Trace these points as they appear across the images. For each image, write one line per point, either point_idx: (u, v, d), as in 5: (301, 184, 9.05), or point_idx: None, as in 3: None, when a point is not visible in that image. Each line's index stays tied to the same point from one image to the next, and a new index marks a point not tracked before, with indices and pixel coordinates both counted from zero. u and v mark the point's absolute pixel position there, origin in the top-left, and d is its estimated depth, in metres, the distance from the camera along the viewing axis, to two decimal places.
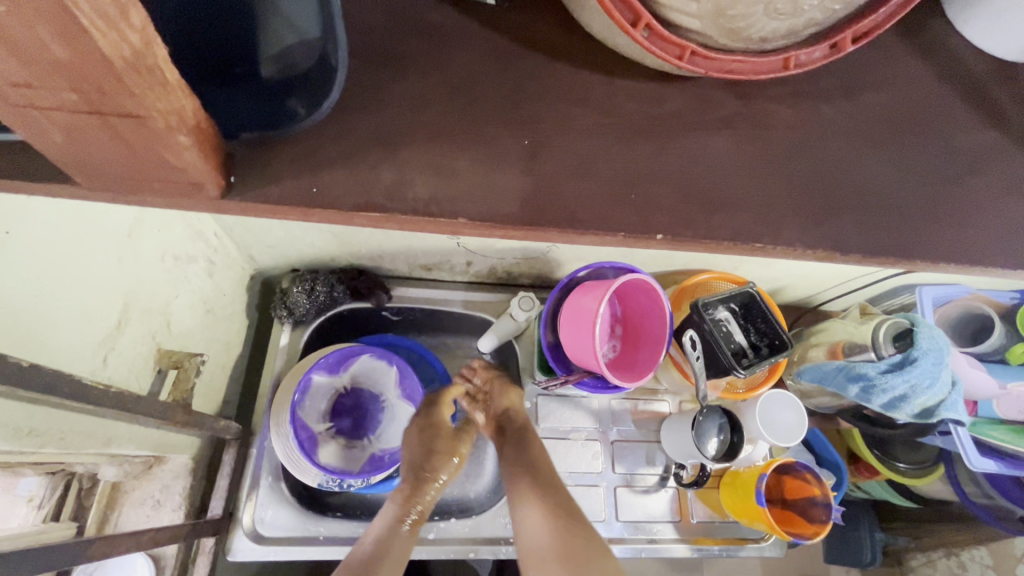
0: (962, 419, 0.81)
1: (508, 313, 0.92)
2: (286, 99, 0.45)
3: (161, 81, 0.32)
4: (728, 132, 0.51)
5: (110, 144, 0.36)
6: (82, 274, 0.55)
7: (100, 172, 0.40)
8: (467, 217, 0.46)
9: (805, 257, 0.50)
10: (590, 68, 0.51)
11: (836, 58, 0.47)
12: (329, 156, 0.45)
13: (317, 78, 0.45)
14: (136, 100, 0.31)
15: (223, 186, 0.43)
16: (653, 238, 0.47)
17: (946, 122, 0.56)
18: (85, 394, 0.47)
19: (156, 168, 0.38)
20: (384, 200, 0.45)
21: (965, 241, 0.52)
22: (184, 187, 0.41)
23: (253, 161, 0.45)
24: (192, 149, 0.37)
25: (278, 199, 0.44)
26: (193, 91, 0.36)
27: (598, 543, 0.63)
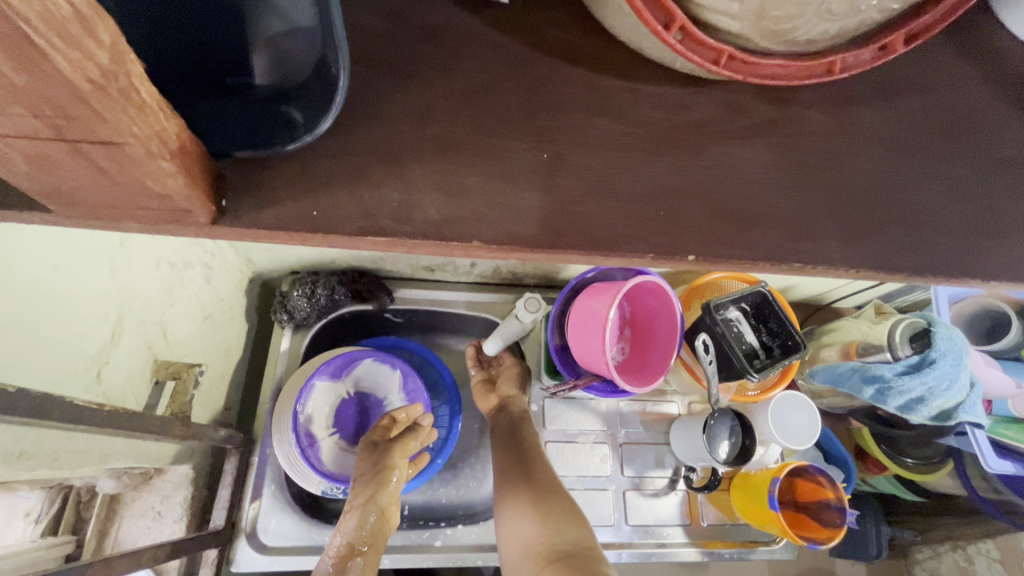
0: (980, 421, 0.80)
1: (515, 315, 0.87)
2: (282, 112, 0.42)
3: (138, 103, 0.29)
4: (759, 139, 0.48)
5: (86, 169, 0.33)
6: (72, 290, 0.53)
7: (81, 197, 0.37)
8: (481, 239, 0.42)
9: (843, 274, 0.47)
10: (610, 70, 0.48)
11: (885, 60, 0.43)
12: (333, 172, 0.42)
13: (315, 90, 0.41)
14: (109, 125, 0.28)
15: (214, 211, 0.40)
16: (685, 258, 0.44)
17: (993, 118, 0.52)
18: (76, 417, 0.45)
19: (138, 195, 0.36)
20: (393, 218, 0.42)
21: (1003, 245, 0.49)
22: (173, 215, 0.39)
23: (245, 181, 0.41)
24: (177, 174, 0.34)
25: (273, 223, 0.41)
26: (176, 110, 0.33)
27: (570, 519, 0.73)
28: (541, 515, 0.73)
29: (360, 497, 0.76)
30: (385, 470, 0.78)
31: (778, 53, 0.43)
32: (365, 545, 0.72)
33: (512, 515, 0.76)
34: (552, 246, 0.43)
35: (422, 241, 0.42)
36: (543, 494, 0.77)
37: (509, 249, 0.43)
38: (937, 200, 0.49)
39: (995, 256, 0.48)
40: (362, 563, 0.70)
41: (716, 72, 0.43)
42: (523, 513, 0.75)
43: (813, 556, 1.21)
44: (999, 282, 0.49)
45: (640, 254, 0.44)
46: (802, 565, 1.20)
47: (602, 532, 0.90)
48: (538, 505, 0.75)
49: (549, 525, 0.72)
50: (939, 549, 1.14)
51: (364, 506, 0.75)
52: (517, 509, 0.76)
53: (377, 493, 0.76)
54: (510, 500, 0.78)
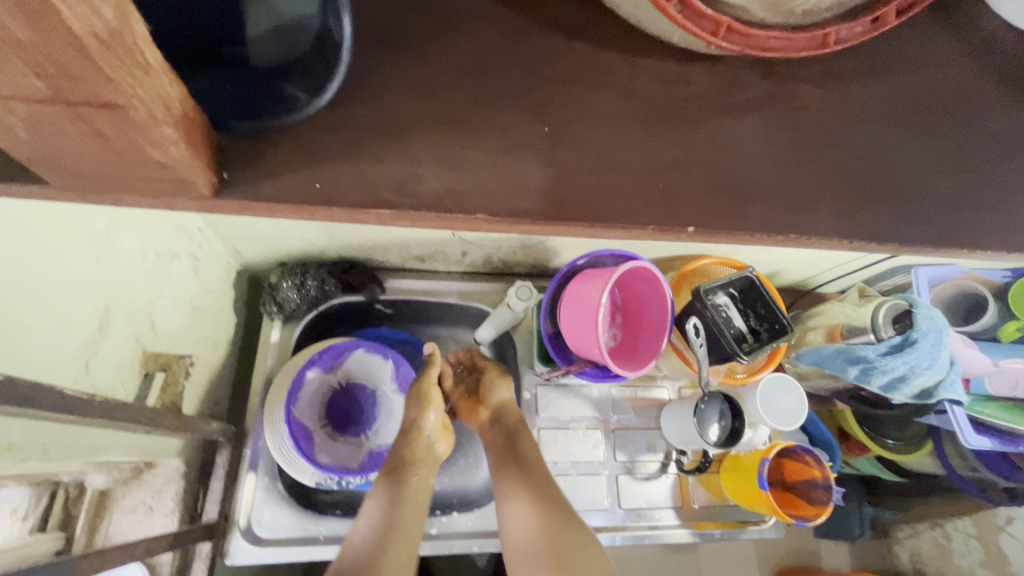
0: (959, 398, 0.82)
1: (507, 303, 0.87)
2: (279, 85, 0.42)
3: (143, 65, 0.29)
4: (752, 118, 0.49)
5: (85, 140, 0.33)
6: (58, 278, 0.51)
7: (74, 171, 0.37)
8: (485, 214, 0.43)
9: (828, 247, 0.48)
10: (602, 46, 0.48)
11: (879, 32, 0.45)
12: (333, 147, 0.43)
13: (315, 65, 0.42)
14: (112, 86, 0.28)
15: (215, 184, 0.41)
16: (684, 231, 0.46)
17: (977, 98, 0.53)
18: (66, 405, 0.44)
19: (135, 166, 0.36)
20: (395, 192, 0.43)
21: (987, 222, 0.50)
22: (171, 185, 0.39)
23: (244, 155, 0.42)
24: (179, 142, 0.35)
25: (276, 196, 0.42)
26: (177, 75, 0.33)
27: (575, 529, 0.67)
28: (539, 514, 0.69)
29: (385, 482, 0.71)
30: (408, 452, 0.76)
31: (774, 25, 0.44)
32: (397, 525, 0.66)
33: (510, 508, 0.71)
34: (554, 219, 0.44)
35: (424, 214, 0.43)
36: (542, 489, 0.72)
37: (507, 222, 0.44)
38: (923, 179, 0.50)
39: (974, 234, 0.50)
40: (397, 543, 0.64)
41: (715, 44, 0.44)
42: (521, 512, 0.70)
43: (798, 535, 1.24)
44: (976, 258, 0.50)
45: (634, 227, 0.45)
46: (787, 544, 1.23)
47: (595, 515, 0.91)
48: (539, 505, 0.70)
49: (548, 529, 0.67)
50: (920, 527, 1.18)
51: (392, 487, 0.70)
52: (514, 505, 0.72)
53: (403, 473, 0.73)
54: (509, 492, 0.74)
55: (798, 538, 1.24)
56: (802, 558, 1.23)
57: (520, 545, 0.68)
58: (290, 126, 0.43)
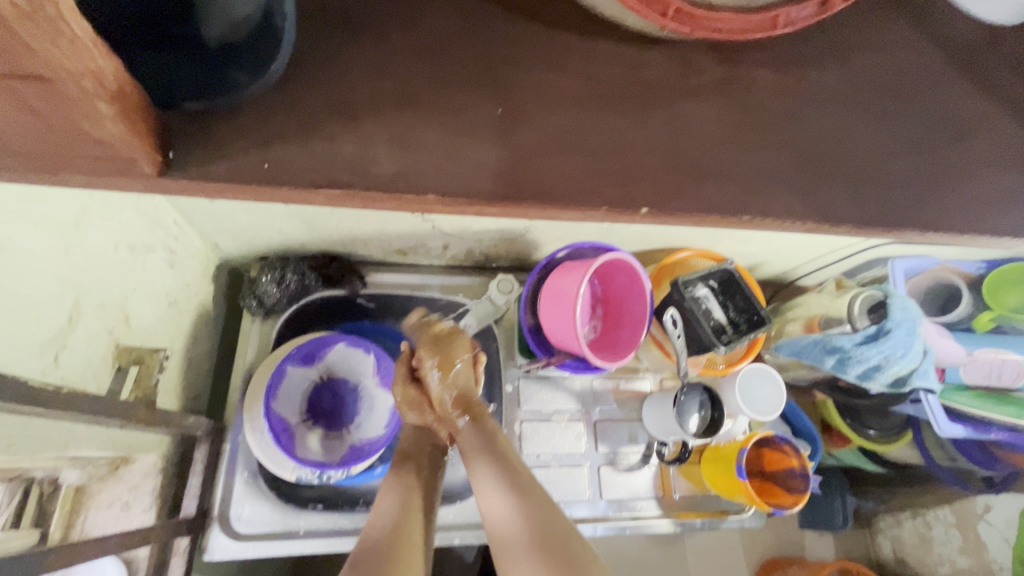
0: (932, 386, 0.83)
1: (488, 297, 0.90)
2: (223, 64, 0.41)
3: (71, 38, 0.28)
4: (719, 104, 0.49)
5: (23, 112, 0.33)
6: (26, 268, 0.51)
7: (22, 145, 0.37)
8: (436, 193, 0.44)
9: (791, 230, 0.49)
10: (562, 31, 0.49)
11: (825, 16, 0.45)
12: (288, 128, 0.43)
13: (260, 44, 0.41)
14: (38, 59, 0.28)
15: (160, 163, 0.40)
16: (638, 212, 0.46)
17: (935, 85, 0.54)
18: (32, 398, 0.44)
19: (77, 140, 0.36)
20: (350, 172, 0.43)
21: (952, 210, 0.51)
22: (118, 165, 0.39)
23: (193, 134, 0.42)
24: (116, 120, 0.34)
25: (223, 175, 0.42)
26: (112, 49, 0.32)
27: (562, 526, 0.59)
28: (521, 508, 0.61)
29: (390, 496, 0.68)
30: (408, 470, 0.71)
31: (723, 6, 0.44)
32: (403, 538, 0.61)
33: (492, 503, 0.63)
34: (511, 202, 0.44)
35: (378, 195, 0.43)
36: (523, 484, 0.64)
37: (467, 204, 0.44)
38: (890, 167, 0.51)
39: (936, 220, 0.50)
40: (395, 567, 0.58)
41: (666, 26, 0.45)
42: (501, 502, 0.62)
43: (783, 526, 1.26)
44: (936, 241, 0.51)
45: (593, 208, 0.45)
46: (773, 535, 1.25)
47: (578, 507, 0.92)
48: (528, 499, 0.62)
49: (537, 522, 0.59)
50: (902, 517, 1.19)
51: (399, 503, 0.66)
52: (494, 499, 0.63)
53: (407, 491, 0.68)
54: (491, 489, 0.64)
55: (783, 529, 1.26)
56: (788, 549, 1.25)
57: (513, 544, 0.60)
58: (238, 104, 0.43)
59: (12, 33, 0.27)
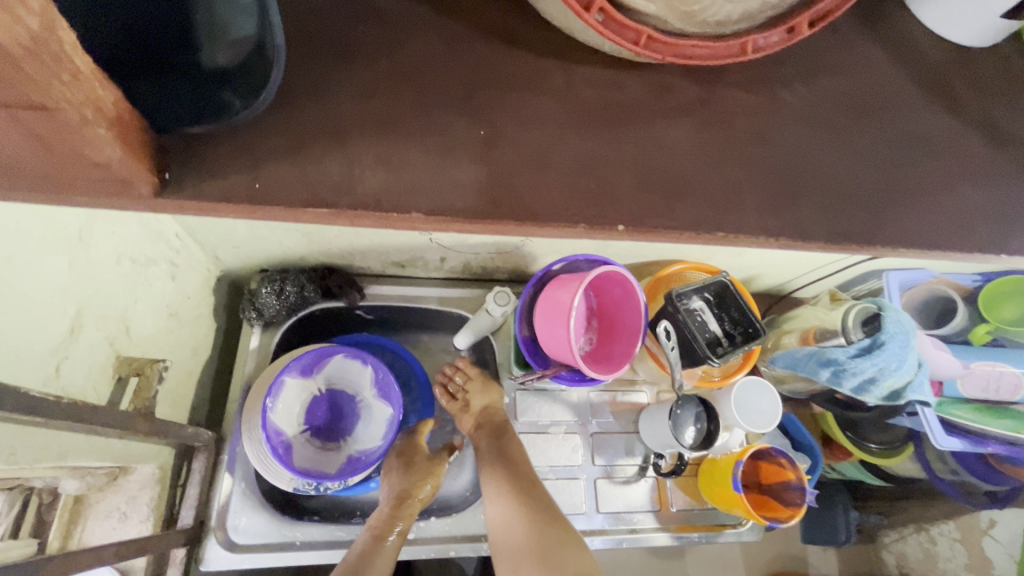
0: (928, 399, 0.83)
1: (485, 310, 0.89)
2: (217, 87, 0.43)
3: (72, 71, 0.30)
4: (696, 124, 0.51)
5: (23, 136, 0.34)
6: (29, 284, 0.52)
7: (25, 171, 0.39)
8: (421, 212, 0.45)
9: (770, 245, 0.50)
10: (545, 55, 0.51)
11: (794, 41, 0.46)
12: (277, 148, 0.45)
13: (252, 69, 0.43)
14: (41, 90, 0.30)
15: (157, 183, 0.42)
16: (615, 229, 0.47)
17: (907, 106, 0.55)
18: (32, 407, 0.45)
19: (78, 164, 0.37)
20: (335, 191, 0.44)
21: (931, 226, 0.52)
22: (116, 185, 0.41)
23: (188, 156, 0.44)
24: (113, 144, 0.36)
25: (216, 195, 0.43)
26: (109, 81, 0.34)
27: (552, 530, 0.72)
28: (518, 510, 0.75)
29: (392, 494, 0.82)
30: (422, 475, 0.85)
31: (693, 34, 0.46)
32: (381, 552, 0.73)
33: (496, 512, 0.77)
34: (493, 218, 0.46)
35: (364, 211, 0.44)
36: (530, 498, 0.76)
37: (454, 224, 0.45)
38: (869, 184, 0.52)
39: (915, 234, 0.52)
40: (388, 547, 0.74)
41: (639, 52, 0.46)
42: (503, 508, 0.76)
43: (783, 540, 1.25)
44: (914, 254, 0.52)
45: (572, 223, 0.47)
46: (773, 549, 1.24)
47: (575, 520, 0.91)
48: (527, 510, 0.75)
49: (542, 536, 0.71)
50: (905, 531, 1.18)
51: (400, 501, 0.81)
52: (496, 506, 0.77)
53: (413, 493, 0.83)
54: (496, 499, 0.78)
55: (784, 544, 1.25)
56: (789, 563, 1.24)
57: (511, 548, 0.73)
58: (234, 128, 0.44)
59: (11, 68, 0.28)
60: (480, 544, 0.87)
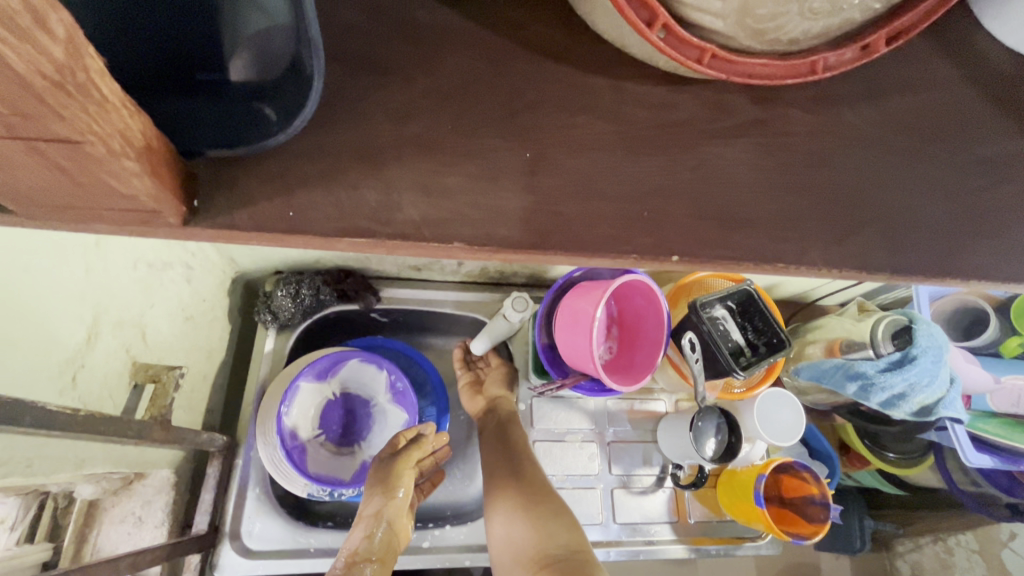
0: (959, 416, 0.81)
1: (501, 314, 0.86)
2: (255, 106, 0.42)
3: (98, 99, 0.29)
4: (741, 141, 0.48)
5: (45, 165, 0.32)
6: (44, 295, 0.51)
7: (41, 198, 0.37)
8: (462, 240, 0.43)
9: (815, 263, 0.47)
10: (585, 66, 0.48)
11: (868, 59, 0.44)
12: (310, 173, 0.43)
13: (290, 89, 0.42)
14: (65, 122, 0.28)
15: (184, 213, 0.40)
16: (668, 259, 0.45)
17: (968, 120, 0.53)
18: (51, 421, 0.44)
19: (102, 196, 0.36)
20: (374, 218, 0.43)
21: (984, 245, 0.50)
22: (142, 216, 0.39)
23: (213, 176, 0.42)
24: (142, 175, 0.34)
25: (246, 225, 0.41)
26: (137, 108, 0.33)
27: (553, 522, 0.72)
28: (519, 516, 0.74)
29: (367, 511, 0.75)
30: (393, 484, 0.78)
31: (749, 48, 0.44)
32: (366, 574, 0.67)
33: (496, 527, 0.76)
34: (535, 247, 0.44)
35: (399, 224, 0.43)
36: (528, 498, 0.76)
37: (487, 237, 0.43)
38: (917, 203, 0.50)
39: (963, 250, 0.49)
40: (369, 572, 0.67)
41: (700, 70, 0.44)
42: (504, 520, 0.75)
43: (798, 550, 1.23)
44: (965, 274, 0.49)
45: (609, 239, 0.45)
46: (789, 560, 1.21)
47: (591, 530, 0.90)
48: (524, 510, 0.75)
49: (542, 530, 0.71)
50: (921, 542, 1.16)
51: (372, 518, 0.74)
52: (497, 522, 0.76)
53: (384, 507, 0.76)
54: (496, 515, 0.77)
55: (798, 553, 1.23)
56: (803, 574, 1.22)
57: (516, 550, 0.72)
58: (266, 150, 0.42)
59: (33, 95, 0.26)
60: None
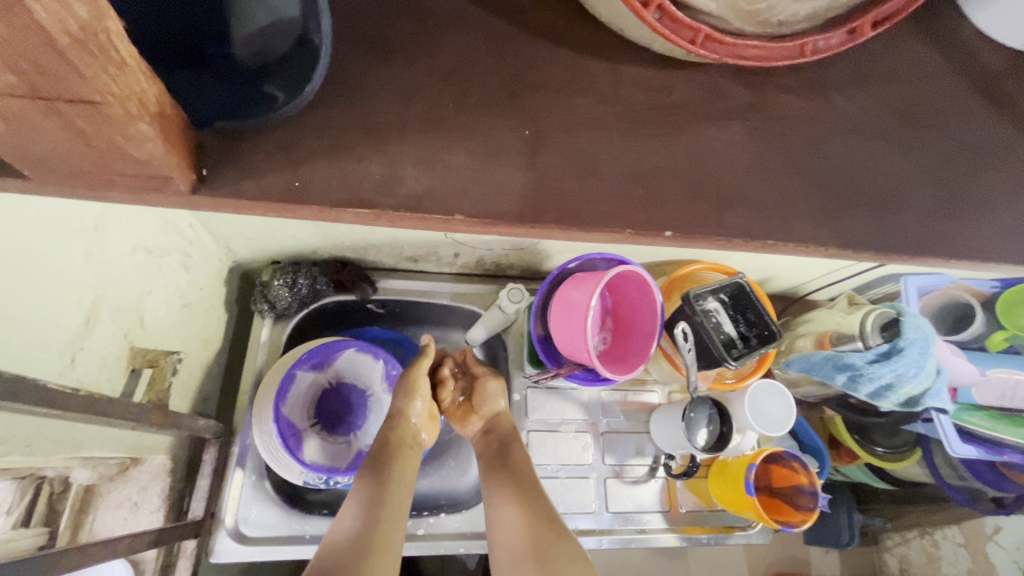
0: (945, 406, 0.82)
1: (497, 306, 0.88)
2: (259, 83, 0.43)
3: (117, 61, 0.30)
4: (735, 125, 0.50)
5: (61, 129, 0.33)
6: (45, 272, 0.51)
7: (52, 165, 0.38)
8: (463, 213, 0.44)
9: (806, 248, 0.49)
10: (583, 50, 0.49)
11: (855, 43, 0.45)
12: (315, 146, 0.44)
13: (296, 65, 0.43)
14: (86, 82, 0.29)
15: (195, 178, 0.41)
16: (661, 234, 0.46)
17: (953, 111, 0.54)
18: (50, 400, 0.44)
19: (115, 159, 0.37)
20: (376, 191, 0.44)
21: (968, 233, 0.51)
22: (153, 182, 0.40)
23: (222, 150, 0.43)
24: (156, 139, 0.36)
25: (254, 193, 0.43)
26: (154, 72, 0.34)
27: (558, 526, 0.68)
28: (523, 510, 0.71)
29: (359, 501, 0.66)
30: (412, 387, 0.82)
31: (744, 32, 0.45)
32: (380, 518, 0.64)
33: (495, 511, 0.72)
34: (535, 223, 0.45)
35: (401, 205, 0.44)
36: (531, 496, 0.73)
37: (485, 219, 0.44)
38: (905, 191, 0.51)
39: (948, 236, 0.51)
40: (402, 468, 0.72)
41: (694, 52, 0.45)
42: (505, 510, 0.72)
43: (789, 542, 1.25)
44: (949, 260, 0.51)
45: (604, 222, 0.46)
46: (778, 552, 1.23)
47: (584, 519, 0.91)
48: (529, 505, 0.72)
49: (541, 535, 0.67)
50: (908, 536, 1.18)
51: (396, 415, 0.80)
52: (501, 509, 0.72)
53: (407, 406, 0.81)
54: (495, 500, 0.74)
55: (787, 546, 1.25)
56: (792, 566, 1.24)
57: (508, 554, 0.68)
58: (274, 122, 0.44)
59: (52, 51, 0.27)
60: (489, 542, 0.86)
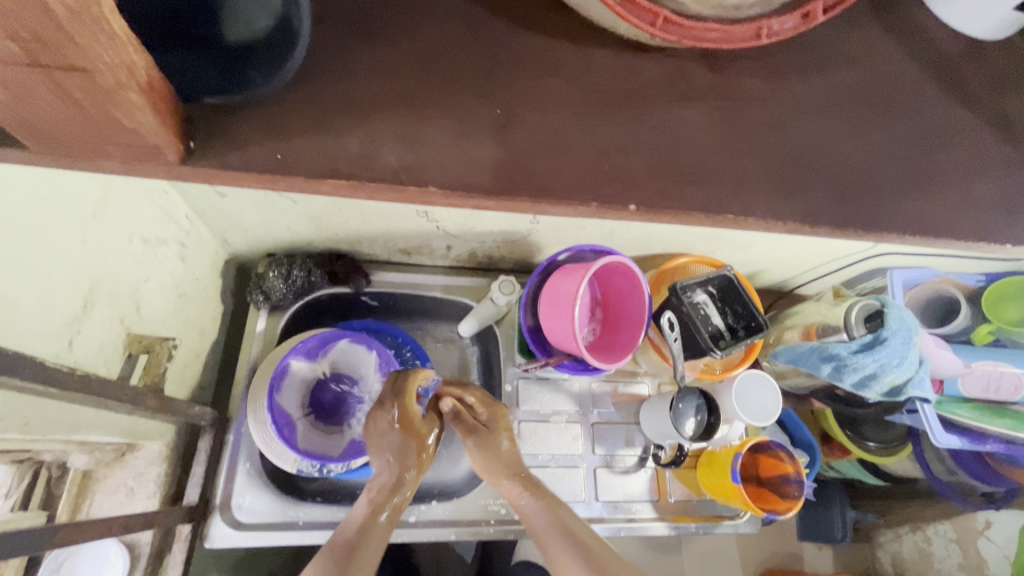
0: (928, 396, 0.84)
1: (489, 297, 0.90)
2: (242, 62, 0.44)
3: (110, 33, 0.31)
4: (702, 106, 0.51)
5: (57, 98, 0.35)
6: (46, 250, 0.53)
7: (49, 135, 0.40)
8: (438, 185, 0.46)
9: (777, 230, 0.50)
10: (558, 35, 0.51)
11: (807, 28, 0.47)
12: (302, 121, 0.46)
13: (281, 43, 0.45)
14: (81, 51, 0.31)
15: (183, 151, 0.43)
16: (627, 209, 0.48)
17: (917, 98, 0.56)
18: (49, 377, 0.45)
19: (107, 128, 0.39)
20: (357, 165, 0.45)
21: (933, 217, 0.53)
22: (145, 151, 0.42)
23: (214, 126, 0.45)
24: (145, 108, 0.37)
25: (241, 164, 0.44)
26: (143, 45, 0.35)
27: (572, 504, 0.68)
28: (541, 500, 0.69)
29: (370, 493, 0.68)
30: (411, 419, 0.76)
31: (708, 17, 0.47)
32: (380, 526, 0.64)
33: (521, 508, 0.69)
34: (512, 198, 0.46)
35: (383, 186, 0.46)
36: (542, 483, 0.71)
37: (465, 198, 0.46)
38: (874, 178, 0.53)
39: (918, 222, 0.52)
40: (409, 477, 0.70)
41: (655, 35, 0.47)
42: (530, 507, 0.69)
43: (780, 535, 1.26)
44: (914, 242, 0.52)
45: (583, 203, 0.47)
46: (770, 545, 1.25)
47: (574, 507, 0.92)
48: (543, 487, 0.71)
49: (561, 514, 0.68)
50: (900, 531, 1.19)
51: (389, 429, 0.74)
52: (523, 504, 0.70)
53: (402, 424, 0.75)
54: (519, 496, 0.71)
55: (780, 540, 1.26)
56: (784, 560, 1.25)
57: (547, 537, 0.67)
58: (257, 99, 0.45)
59: (46, 20, 0.29)
60: (481, 528, 0.88)
